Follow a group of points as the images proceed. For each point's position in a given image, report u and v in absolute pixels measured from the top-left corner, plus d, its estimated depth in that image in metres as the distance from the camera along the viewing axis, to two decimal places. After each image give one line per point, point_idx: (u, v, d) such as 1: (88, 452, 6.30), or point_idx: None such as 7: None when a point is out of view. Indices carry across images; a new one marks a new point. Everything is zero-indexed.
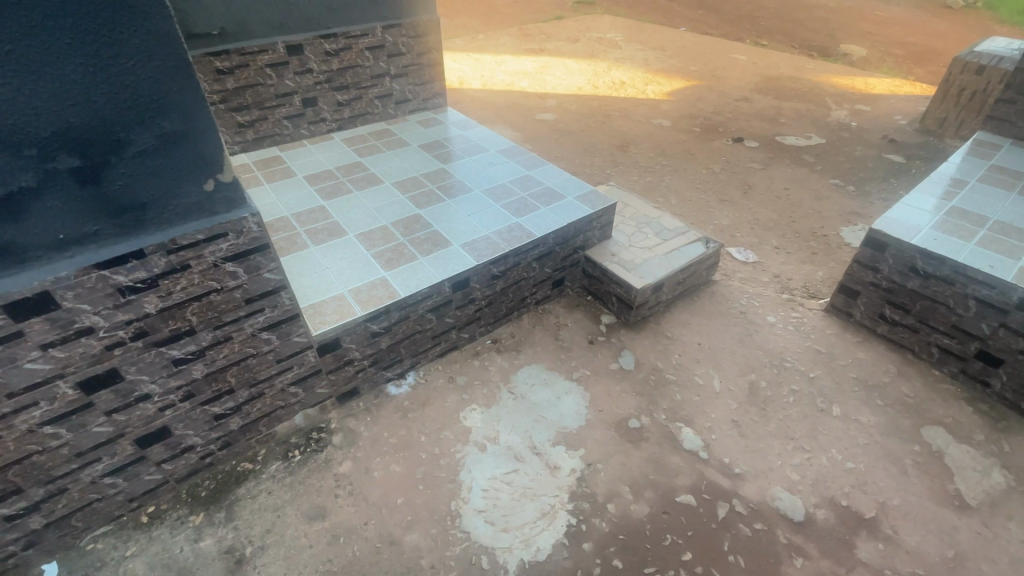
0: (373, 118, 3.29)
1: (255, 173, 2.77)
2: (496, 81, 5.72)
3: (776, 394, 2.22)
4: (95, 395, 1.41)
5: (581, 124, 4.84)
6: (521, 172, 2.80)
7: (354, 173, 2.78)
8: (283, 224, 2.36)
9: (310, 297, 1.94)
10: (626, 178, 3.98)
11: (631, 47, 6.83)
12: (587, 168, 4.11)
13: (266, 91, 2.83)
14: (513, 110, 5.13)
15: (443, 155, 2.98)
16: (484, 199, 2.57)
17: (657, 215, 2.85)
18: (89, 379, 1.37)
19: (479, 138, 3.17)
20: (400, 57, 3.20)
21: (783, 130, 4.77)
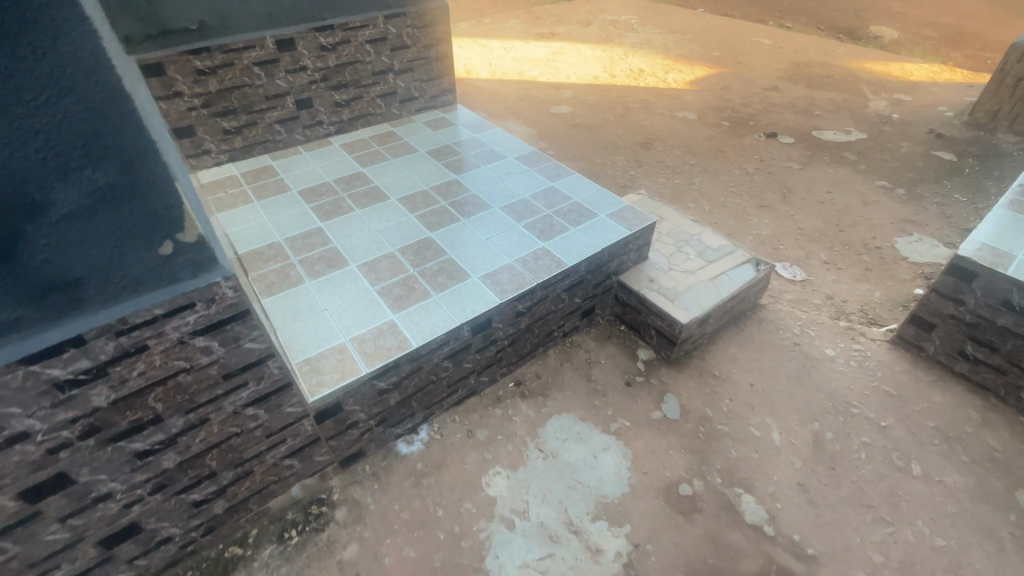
0: (376, 120, 2.95)
1: (243, 188, 2.45)
2: (506, 70, 5.33)
3: (845, 449, 1.93)
4: (42, 502, 1.12)
5: (599, 118, 4.47)
6: (544, 184, 2.47)
7: (355, 187, 2.46)
8: (275, 252, 2.05)
9: (306, 349, 1.64)
10: (652, 181, 3.63)
11: (648, 30, 6.39)
12: (609, 170, 3.76)
13: (254, 93, 2.50)
14: (525, 102, 4.75)
15: (455, 163, 2.65)
16: (504, 218, 2.25)
17: (697, 232, 2.53)
18: (31, 487, 1.08)
19: (495, 142, 2.83)
20: (405, 51, 2.85)
21: (820, 123, 4.39)
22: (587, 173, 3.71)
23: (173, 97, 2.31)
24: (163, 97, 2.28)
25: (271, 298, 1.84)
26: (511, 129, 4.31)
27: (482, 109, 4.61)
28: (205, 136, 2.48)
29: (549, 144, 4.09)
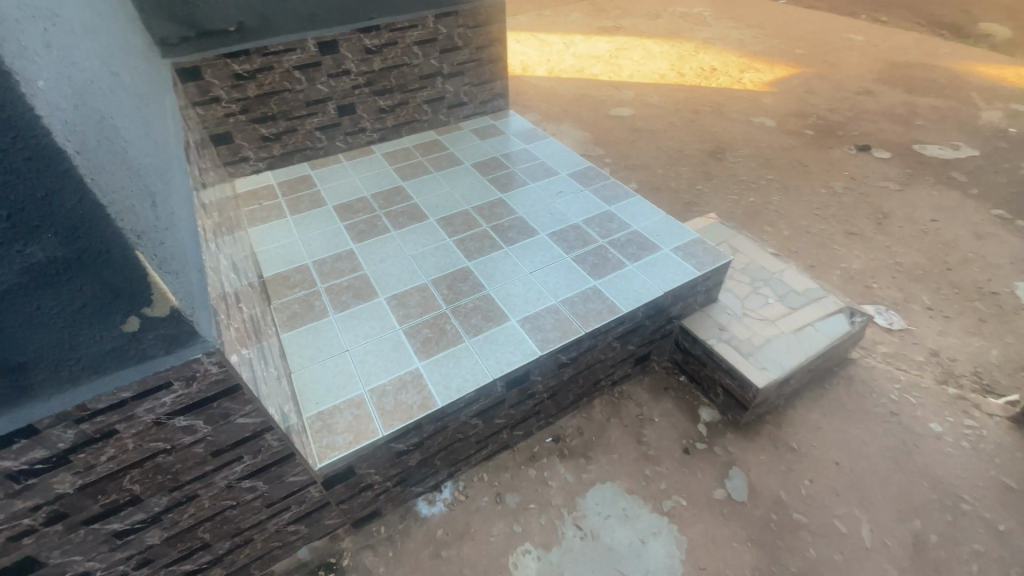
0: (421, 127, 2.75)
1: (279, 199, 2.32)
2: (564, 67, 5.00)
3: (954, 560, 1.57)
4: None
5: (664, 122, 4.08)
6: (600, 208, 2.19)
7: (393, 203, 2.27)
8: (302, 277, 1.89)
9: (321, 400, 1.46)
10: (721, 198, 3.24)
11: (721, 24, 5.86)
12: (672, 183, 3.39)
13: (294, 98, 2.35)
14: (583, 102, 4.42)
15: (502, 179, 2.41)
16: (552, 247, 1.99)
17: (777, 270, 2.17)
18: None
19: (547, 155, 2.57)
20: (456, 53, 2.63)
21: (922, 135, 3.82)
22: (647, 186, 3.37)
23: (210, 102, 2.19)
24: (200, 103, 2.17)
25: (292, 333, 1.68)
26: (566, 132, 4.01)
27: (536, 109, 4.33)
28: (244, 143, 2.37)
29: (607, 151, 3.76)
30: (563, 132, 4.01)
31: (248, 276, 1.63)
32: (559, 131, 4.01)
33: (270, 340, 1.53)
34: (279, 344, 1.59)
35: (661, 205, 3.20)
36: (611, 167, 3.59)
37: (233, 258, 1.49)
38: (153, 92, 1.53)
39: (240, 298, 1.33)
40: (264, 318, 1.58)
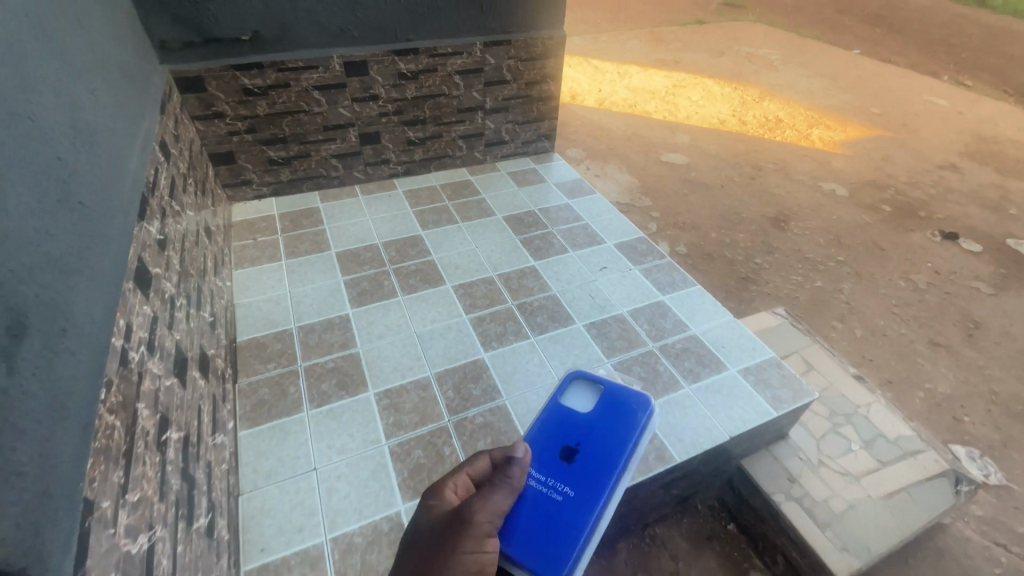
0: (452, 163, 2.42)
1: (277, 235, 1.99)
2: (615, 99, 4.60)
3: None
4: None
5: (722, 175, 3.63)
6: (652, 297, 1.80)
7: (406, 257, 1.91)
8: (281, 349, 1.55)
9: (269, 548, 1.13)
10: (783, 278, 2.79)
11: (790, 70, 5.41)
12: (727, 250, 2.95)
13: (311, 121, 2.03)
14: (632, 142, 4.00)
15: (536, 240, 2.04)
16: (590, 347, 1.61)
17: (862, 404, 1.78)
18: None
19: (592, 215, 2.20)
20: (502, 87, 2.29)
21: (1017, 227, 3.34)
22: (698, 252, 2.93)
23: (212, 117, 1.88)
24: (200, 118, 1.86)
25: (253, 432, 1.33)
26: (611, 175, 3.59)
27: (578, 144, 3.93)
28: (247, 165, 2.05)
29: (653, 203, 3.34)
30: (607, 174, 3.59)
31: (207, 356, 1.29)
32: (603, 172, 3.60)
33: (219, 450, 1.19)
34: (231, 451, 1.25)
35: (713, 277, 2.77)
36: (657, 222, 3.17)
37: (183, 344, 1.15)
38: (119, 117, 1.21)
39: (173, 417, 0.99)
40: (217, 416, 1.24)
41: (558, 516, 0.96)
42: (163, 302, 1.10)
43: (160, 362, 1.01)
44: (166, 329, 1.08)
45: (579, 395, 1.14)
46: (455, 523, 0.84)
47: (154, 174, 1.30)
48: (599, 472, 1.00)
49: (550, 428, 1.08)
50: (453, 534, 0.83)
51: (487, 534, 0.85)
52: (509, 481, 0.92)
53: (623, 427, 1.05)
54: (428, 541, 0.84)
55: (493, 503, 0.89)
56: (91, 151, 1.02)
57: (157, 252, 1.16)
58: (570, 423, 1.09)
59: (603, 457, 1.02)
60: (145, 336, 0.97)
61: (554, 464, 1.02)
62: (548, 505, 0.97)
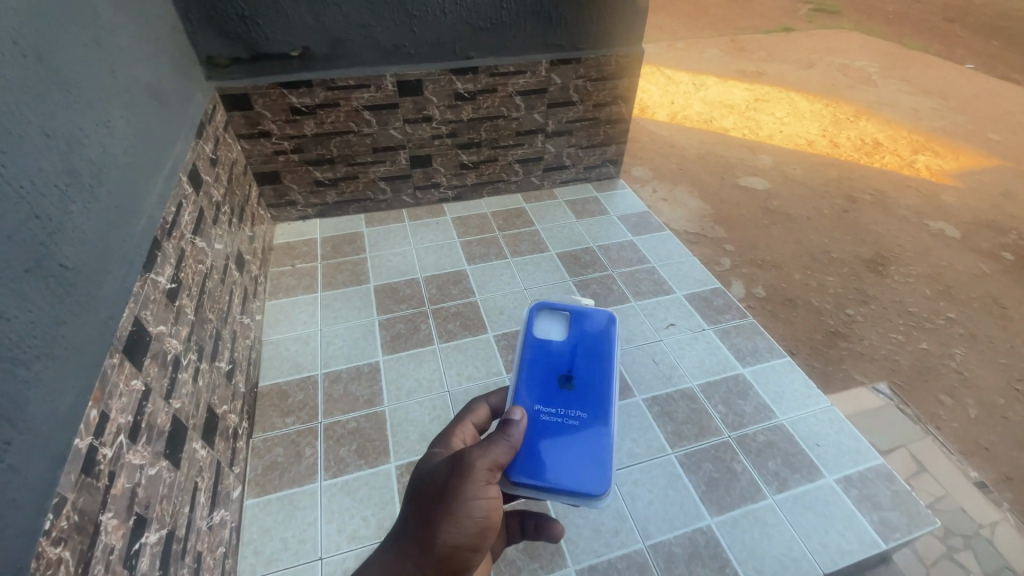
0: (507, 188, 2.22)
1: (316, 262, 1.86)
2: (680, 99, 3.94)
3: None
4: None
5: (811, 206, 2.81)
6: (730, 369, 1.51)
7: (446, 298, 1.72)
8: (302, 400, 1.41)
9: None
10: (884, 336, 2.05)
11: (890, 85, 4.81)
12: (814, 297, 2.21)
13: (360, 142, 1.89)
14: (705, 161, 3.22)
15: (593, 285, 1.79)
16: (651, 429, 1.36)
17: (986, 523, 1.42)
18: None
19: (661, 257, 1.92)
20: (567, 109, 2.06)
21: None
22: (778, 296, 2.20)
23: (259, 136, 1.78)
24: (246, 137, 1.76)
25: (260, 501, 1.19)
26: (680, 200, 2.85)
27: (642, 159, 3.21)
28: (293, 185, 1.94)
29: (728, 234, 2.58)
30: (675, 199, 2.86)
31: (216, 416, 1.15)
32: (671, 196, 2.89)
33: (217, 531, 1.05)
34: (233, 527, 1.11)
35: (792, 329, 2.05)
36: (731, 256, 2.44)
37: (184, 411, 1.02)
38: (139, 149, 1.09)
39: (154, 514, 0.84)
40: (219, 488, 1.10)
41: (577, 442, 0.90)
42: (163, 367, 0.97)
43: (147, 446, 0.87)
44: (162, 400, 0.94)
45: (546, 322, 1.01)
46: (453, 469, 0.77)
47: (176, 210, 1.18)
48: (600, 391, 0.94)
49: (534, 366, 0.96)
50: (453, 483, 0.76)
51: (489, 482, 0.78)
52: (509, 436, 0.79)
53: (602, 346, 0.98)
54: (429, 490, 0.78)
55: (494, 452, 0.78)
56: (93, 197, 0.89)
57: (165, 305, 1.03)
58: (552, 355, 0.97)
59: (592, 379, 0.96)
60: (126, 421, 0.82)
61: (555, 397, 0.93)
62: (565, 437, 0.90)
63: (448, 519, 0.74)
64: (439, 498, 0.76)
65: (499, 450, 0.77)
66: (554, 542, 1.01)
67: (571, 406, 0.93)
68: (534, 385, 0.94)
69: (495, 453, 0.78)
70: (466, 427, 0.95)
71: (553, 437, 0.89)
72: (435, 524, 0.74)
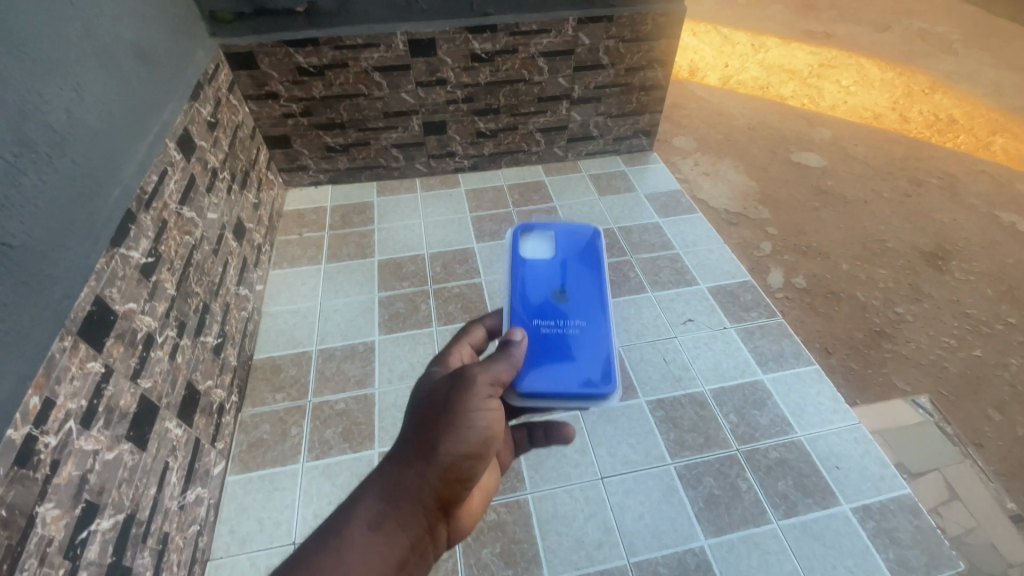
0: (527, 159, 2.08)
1: (323, 231, 1.81)
2: (736, 40, 3.33)
3: None
4: None
5: (869, 186, 2.32)
6: (749, 374, 1.38)
7: (450, 277, 1.64)
8: (294, 377, 1.39)
9: None
10: (935, 341, 1.72)
11: None
12: (860, 291, 1.87)
13: (370, 106, 1.79)
14: (758, 133, 2.60)
15: (608, 270, 1.66)
16: (651, 435, 1.26)
17: (1016, 563, 1.22)
18: None
19: (686, 243, 1.76)
20: (596, 73, 1.88)
21: None
22: (820, 287, 1.87)
23: (266, 98, 1.71)
24: (253, 98, 1.69)
25: (241, 479, 1.20)
26: (722, 175, 2.35)
27: (686, 130, 2.59)
28: (303, 150, 1.88)
29: (774, 217, 2.15)
30: (718, 174, 2.35)
31: (198, 392, 1.14)
32: (712, 170, 2.36)
33: (190, 510, 1.06)
34: (210, 505, 1.12)
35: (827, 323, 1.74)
36: (772, 239, 2.05)
37: (156, 391, 1.01)
38: (118, 111, 1.03)
39: (108, 499, 0.84)
40: (196, 465, 1.10)
41: (579, 351, 0.85)
42: (130, 347, 0.95)
43: (104, 430, 0.86)
44: (127, 380, 0.93)
45: (528, 236, 0.93)
46: (451, 382, 0.70)
47: (159, 178, 1.13)
48: (596, 296, 0.89)
49: (524, 281, 0.89)
50: (454, 394, 0.68)
51: (491, 396, 0.71)
52: (509, 356, 0.75)
53: (592, 251, 0.92)
54: (424, 405, 0.69)
55: (493, 369, 0.73)
56: (52, 167, 0.84)
57: (138, 281, 1.00)
58: (540, 271, 0.90)
59: (585, 288, 0.89)
60: (79, 406, 0.81)
61: (550, 311, 0.87)
62: (568, 347, 0.85)
63: (449, 430, 0.66)
64: (438, 408, 0.67)
65: (500, 366, 0.73)
66: (567, 443, 0.96)
67: (567, 317, 0.87)
68: (526, 301, 0.88)
69: (496, 367, 0.73)
70: (464, 348, 0.85)
71: (555, 346, 0.84)
72: (435, 434, 0.65)
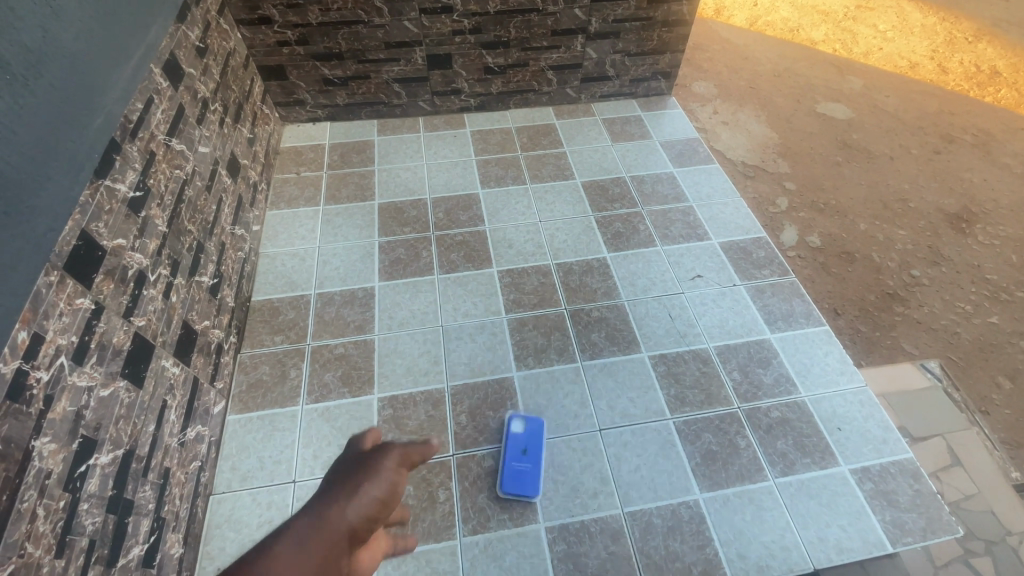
0: (537, 101, 1.97)
1: (321, 171, 1.74)
2: None
3: None
4: None
5: (896, 142, 2.20)
6: (755, 333, 1.35)
7: (454, 224, 1.59)
8: (293, 320, 1.37)
9: None
10: (948, 306, 1.67)
11: None
12: (875, 252, 1.80)
13: (370, 34, 1.67)
14: (782, 81, 2.44)
15: (617, 222, 1.59)
16: (652, 391, 1.25)
17: (1015, 530, 1.23)
18: None
19: (700, 196, 1.68)
20: (616, 5, 1.73)
21: None
22: (833, 245, 1.81)
23: (259, 23, 1.59)
24: (245, 23, 1.58)
25: (242, 418, 1.21)
26: (743, 124, 2.22)
27: (707, 75, 2.43)
28: (300, 83, 1.78)
29: (792, 171, 2.05)
30: (737, 124, 2.22)
31: (194, 331, 1.13)
32: (732, 119, 2.23)
33: (191, 447, 1.07)
34: (210, 442, 1.14)
35: (839, 283, 1.70)
36: (787, 192, 1.97)
37: (151, 329, 0.99)
38: (102, 29, 0.92)
39: (106, 435, 0.84)
40: (196, 403, 1.11)
41: None
42: (120, 284, 0.92)
43: (98, 367, 0.84)
44: (119, 318, 0.90)
45: None
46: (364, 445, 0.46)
47: (144, 106, 1.06)
48: None
49: None
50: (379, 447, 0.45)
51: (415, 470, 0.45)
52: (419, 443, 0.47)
53: None
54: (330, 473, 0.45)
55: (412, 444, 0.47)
56: (28, 91, 0.75)
57: (126, 216, 0.96)
58: None
59: None
60: (70, 342, 0.79)
61: None
62: None
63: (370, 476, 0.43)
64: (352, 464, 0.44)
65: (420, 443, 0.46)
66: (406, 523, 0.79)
67: None
68: None
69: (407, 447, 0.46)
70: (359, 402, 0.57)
71: None
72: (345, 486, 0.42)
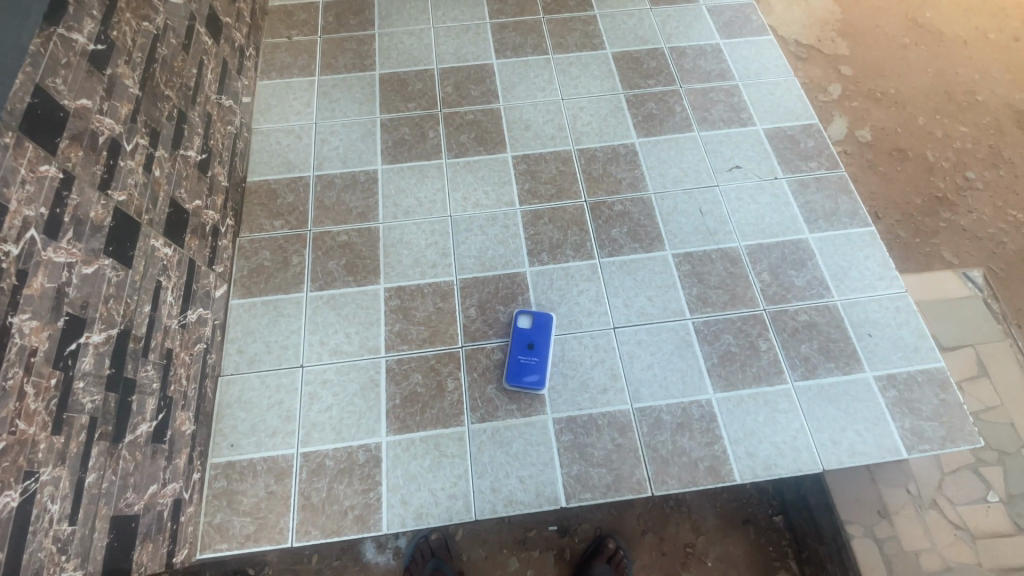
0: None
1: (315, 35, 1.54)
2: None
3: None
4: None
5: (975, 20, 1.86)
6: (791, 232, 1.23)
7: (464, 100, 1.42)
8: (292, 204, 1.28)
9: (239, 445, 1.05)
10: (1000, 213, 1.51)
11: None
12: (935, 148, 1.60)
13: None
14: None
15: (650, 102, 1.41)
16: (672, 290, 1.17)
17: None
18: None
19: (747, 74, 1.46)
20: None
21: None
22: (888, 138, 1.61)
23: None
24: None
25: (246, 303, 1.17)
26: None
27: None
28: None
29: (855, 48, 1.78)
30: None
31: (185, 211, 1.05)
32: None
33: (193, 329, 1.04)
34: (214, 325, 1.11)
35: (888, 182, 1.54)
36: (845, 74, 1.73)
37: (133, 205, 0.91)
38: None
39: (95, 314, 0.80)
40: (194, 286, 1.06)
41: None
42: (92, 152, 0.82)
43: (76, 243, 0.77)
44: (94, 190, 0.82)
45: None
46: None
47: None
48: None
49: None
50: None
51: None
52: None
53: None
54: None
55: None
56: None
57: (89, 72, 0.83)
58: None
59: None
60: (39, 214, 0.72)
61: None
62: None
63: None
64: None
65: None
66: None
67: None
68: None
69: None
70: None
71: None
72: None
